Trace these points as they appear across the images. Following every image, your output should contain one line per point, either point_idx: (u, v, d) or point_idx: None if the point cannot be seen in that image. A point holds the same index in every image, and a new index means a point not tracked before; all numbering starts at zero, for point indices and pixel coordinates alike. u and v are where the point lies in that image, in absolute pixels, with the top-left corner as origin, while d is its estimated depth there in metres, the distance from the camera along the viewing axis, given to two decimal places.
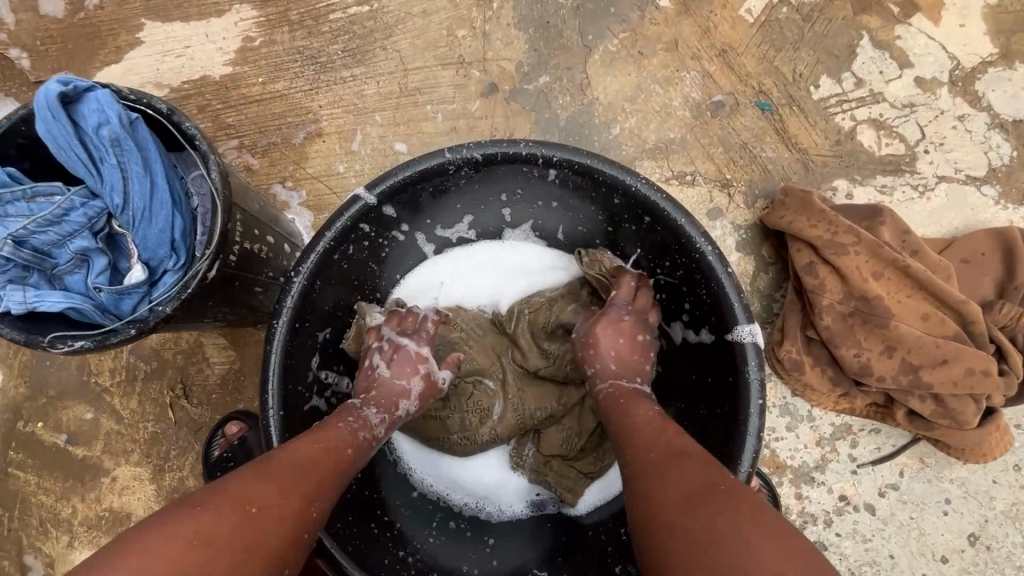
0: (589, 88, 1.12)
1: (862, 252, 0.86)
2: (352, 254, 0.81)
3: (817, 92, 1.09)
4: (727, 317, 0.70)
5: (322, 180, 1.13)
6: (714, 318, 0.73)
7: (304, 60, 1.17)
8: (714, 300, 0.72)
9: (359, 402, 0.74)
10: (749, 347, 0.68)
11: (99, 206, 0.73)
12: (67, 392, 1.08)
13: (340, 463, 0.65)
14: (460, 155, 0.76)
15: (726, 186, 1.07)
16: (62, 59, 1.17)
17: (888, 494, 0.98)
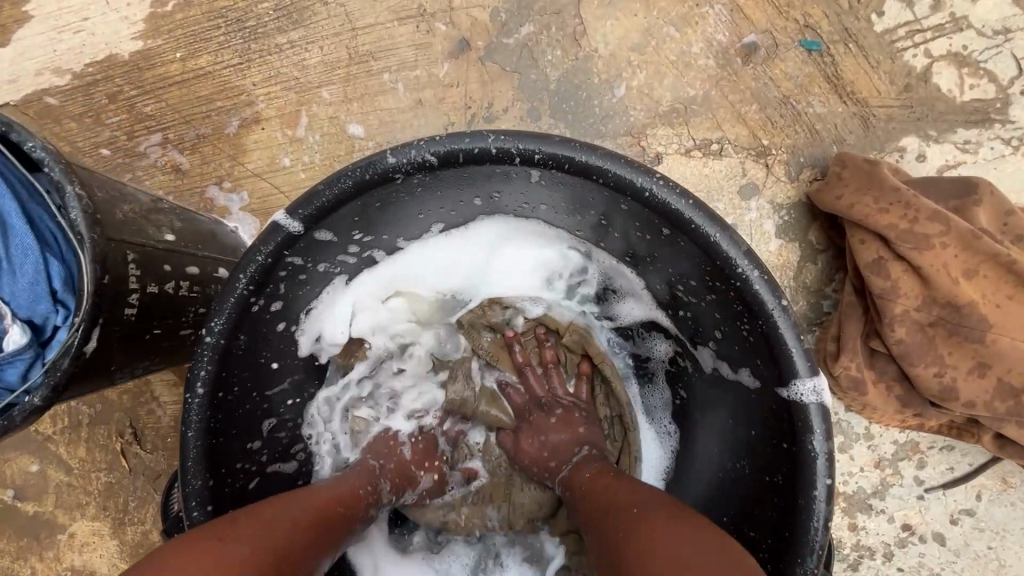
0: (585, 36, 0.88)
1: (950, 243, 0.66)
2: (287, 292, 0.64)
3: (882, 21, 0.84)
4: (780, 365, 0.53)
5: (265, 177, 0.93)
6: (761, 360, 0.56)
7: (229, 25, 0.94)
8: (761, 339, 0.55)
9: (377, 466, 0.69)
10: (812, 407, 0.52)
11: None
12: (5, 443, 0.95)
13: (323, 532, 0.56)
14: (408, 159, 0.57)
15: (763, 154, 0.85)
16: None
17: (961, 521, 0.83)
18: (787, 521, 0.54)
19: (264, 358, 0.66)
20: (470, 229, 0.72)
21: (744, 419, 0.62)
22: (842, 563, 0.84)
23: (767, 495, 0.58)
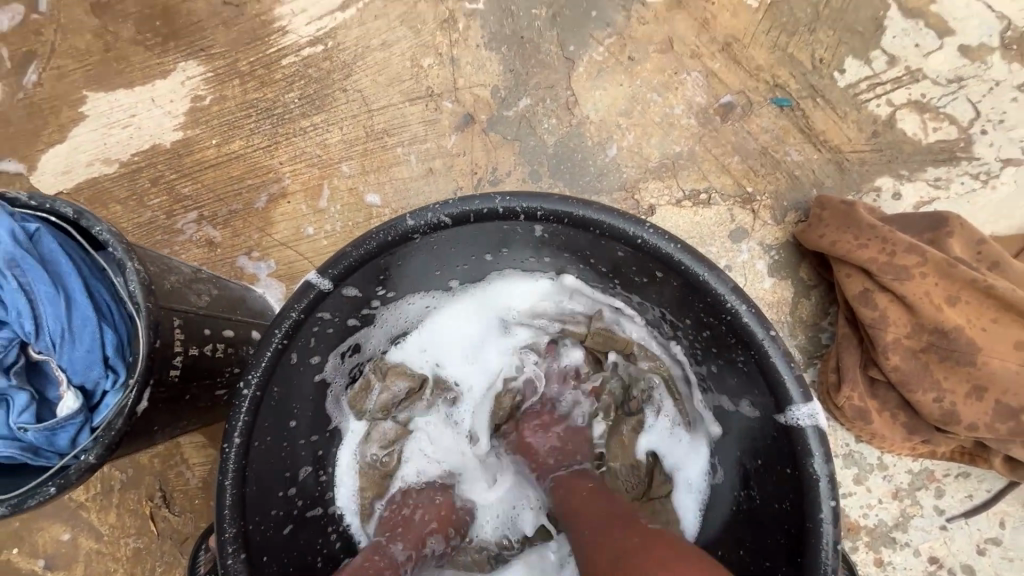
0: (577, 105, 0.98)
1: (929, 272, 0.71)
2: (313, 347, 0.69)
3: (844, 78, 0.93)
4: (775, 390, 0.57)
5: (291, 246, 1.02)
6: (756, 389, 0.60)
7: (260, 114, 1.05)
8: (757, 370, 0.58)
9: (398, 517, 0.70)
10: (807, 429, 0.55)
11: (13, 335, 0.62)
12: (40, 512, 0.98)
13: None
14: (426, 220, 0.63)
15: (749, 200, 0.92)
16: (4, 146, 1.08)
17: (988, 551, 0.82)
18: (797, 541, 0.56)
19: (296, 409, 0.70)
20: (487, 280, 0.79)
21: (747, 445, 0.65)
22: None
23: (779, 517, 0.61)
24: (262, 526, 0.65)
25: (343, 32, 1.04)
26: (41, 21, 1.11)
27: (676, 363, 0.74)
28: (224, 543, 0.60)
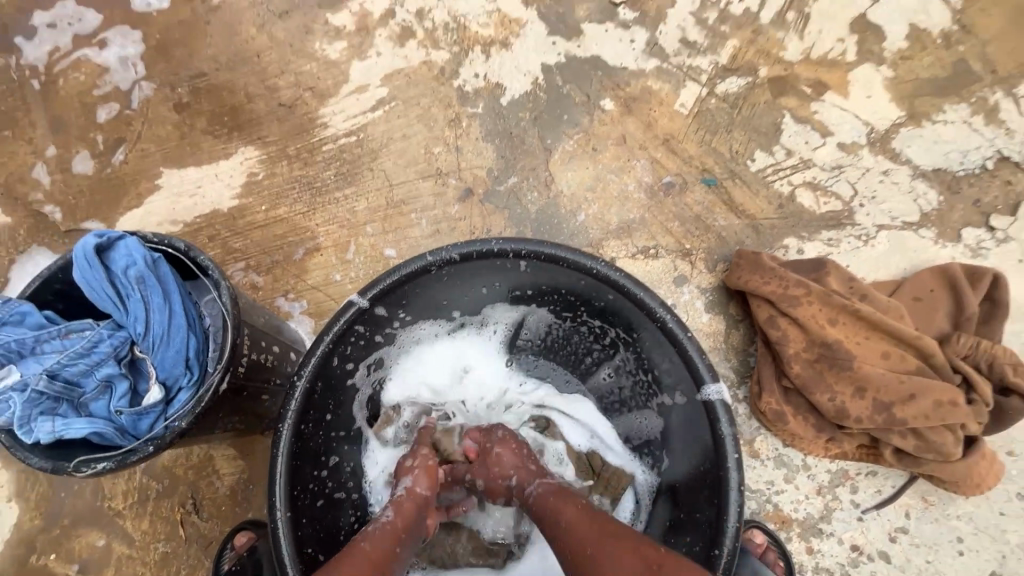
0: (553, 182, 1.26)
1: (814, 300, 0.95)
2: (348, 354, 0.89)
3: (754, 165, 1.23)
4: (696, 377, 0.78)
5: (321, 290, 1.24)
6: (684, 380, 0.81)
7: (302, 187, 1.32)
8: (683, 364, 0.80)
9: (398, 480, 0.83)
10: (719, 403, 0.76)
11: (123, 335, 0.81)
12: (80, 520, 1.10)
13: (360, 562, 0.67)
14: (442, 256, 0.86)
15: (688, 254, 1.17)
16: (90, 210, 1.34)
17: (899, 539, 0.98)
18: (716, 490, 0.76)
19: (331, 406, 0.88)
20: (483, 312, 1.01)
21: (683, 430, 0.84)
22: None
23: (706, 480, 0.79)
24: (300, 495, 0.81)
25: (372, 127, 1.35)
26: (134, 116, 1.42)
27: (629, 375, 0.95)
28: (274, 501, 0.76)
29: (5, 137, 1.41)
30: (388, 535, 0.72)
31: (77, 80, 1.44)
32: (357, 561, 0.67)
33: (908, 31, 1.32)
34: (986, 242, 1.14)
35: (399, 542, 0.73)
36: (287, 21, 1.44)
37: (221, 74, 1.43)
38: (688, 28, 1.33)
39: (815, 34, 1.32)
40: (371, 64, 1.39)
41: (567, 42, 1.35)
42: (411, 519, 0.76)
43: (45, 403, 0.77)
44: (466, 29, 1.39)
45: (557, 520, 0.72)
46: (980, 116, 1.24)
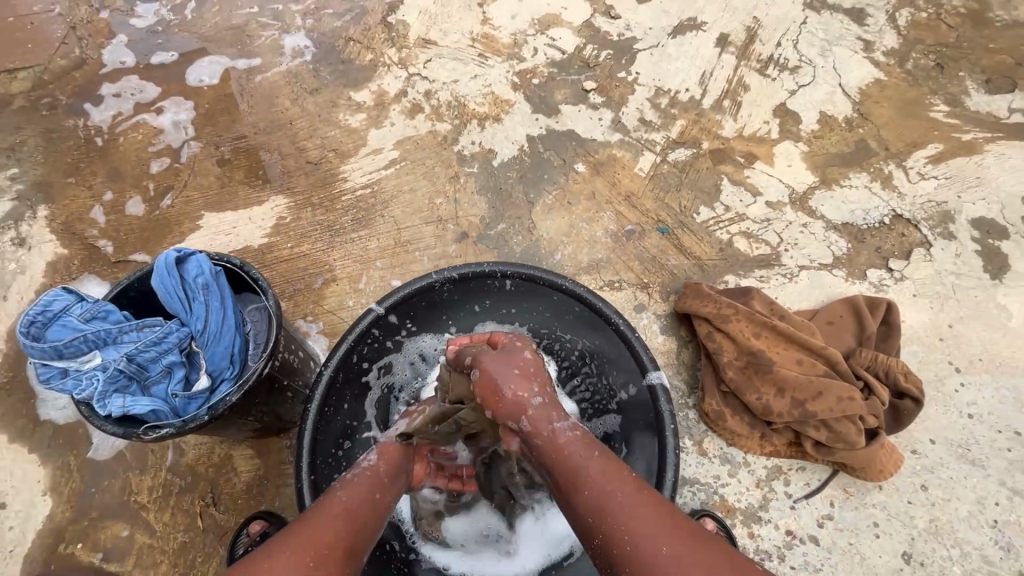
0: (535, 228, 1.52)
1: (742, 318, 1.18)
2: (365, 354, 1.09)
3: (699, 217, 1.51)
4: (642, 367, 1.00)
5: (335, 314, 1.45)
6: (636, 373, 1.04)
7: (323, 228, 1.56)
8: (634, 359, 1.02)
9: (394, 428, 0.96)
10: (659, 387, 0.97)
11: (185, 331, 1.01)
12: (107, 512, 1.23)
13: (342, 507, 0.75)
14: (444, 275, 1.08)
15: (646, 287, 1.41)
16: (138, 244, 1.56)
17: (826, 524, 1.15)
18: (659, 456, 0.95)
19: (349, 397, 1.07)
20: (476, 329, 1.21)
21: (637, 415, 1.05)
22: None
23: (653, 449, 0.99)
24: (321, 466, 0.99)
25: (385, 182, 1.62)
26: (182, 168, 1.67)
27: (596, 379, 1.15)
28: (302, 466, 0.94)
29: (68, 183, 1.64)
30: (373, 479, 0.83)
31: (134, 138, 1.71)
32: (333, 502, 0.76)
33: (818, 117, 1.66)
34: (886, 280, 1.40)
35: (383, 487, 0.83)
36: (318, 97, 1.75)
37: (260, 136, 1.71)
38: (646, 109, 1.68)
39: (745, 117, 1.66)
40: (386, 131, 1.69)
41: (548, 119, 1.68)
42: (395, 465, 0.89)
43: (120, 382, 0.95)
44: (465, 106, 1.71)
45: (579, 467, 0.71)
46: (878, 182, 1.55)
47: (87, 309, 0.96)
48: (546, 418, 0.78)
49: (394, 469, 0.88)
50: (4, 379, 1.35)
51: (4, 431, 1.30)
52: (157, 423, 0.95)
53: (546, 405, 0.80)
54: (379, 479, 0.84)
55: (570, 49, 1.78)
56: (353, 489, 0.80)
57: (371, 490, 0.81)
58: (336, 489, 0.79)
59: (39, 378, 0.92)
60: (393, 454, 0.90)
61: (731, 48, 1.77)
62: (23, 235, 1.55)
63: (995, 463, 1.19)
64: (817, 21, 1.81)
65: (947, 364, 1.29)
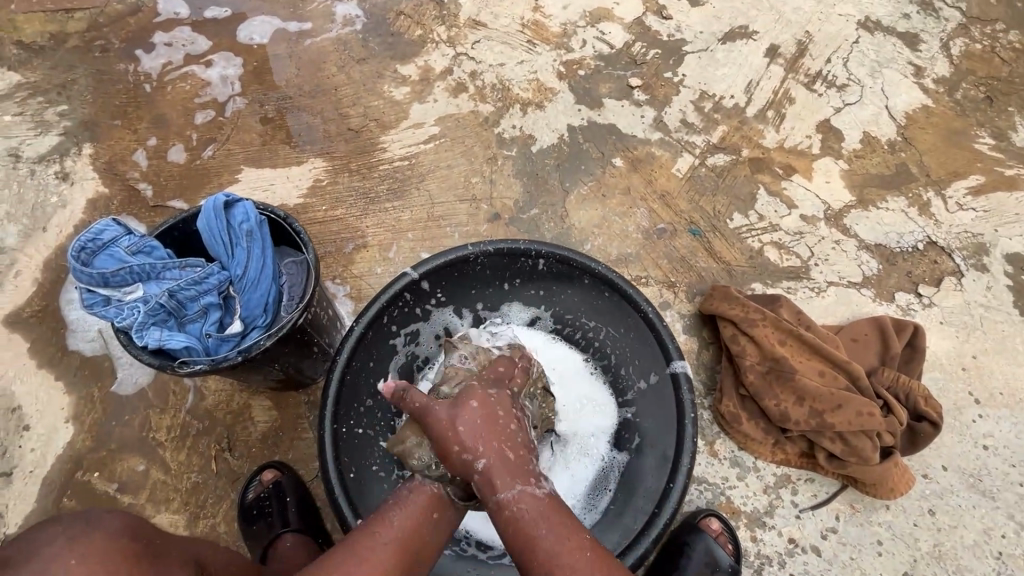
0: (567, 217, 1.53)
1: (769, 325, 1.19)
2: (394, 316, 1.10)
3: (732, 223, 1.51)
4: (667, 355, 1.01)
5: (363, 279, 1.47)
6: (659, 361, 1.04)
7: (358, 195, 1.58)
8: (659, 346, 1.03)
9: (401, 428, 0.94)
10: (682, 375, 0.97)
11: (225, 275, 1.04)
12: (126, 446, 1.26)
13: (395, 538, 0.78)
14: (480, 248, 1.10)
15: (672, 286, 1.42)
16: (177, 190, 1.58)
17: (829, 537, 1.15)
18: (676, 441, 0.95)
19: (375, 358, 1.09)
20: (504, 309, 1.23)
21: (655, 406, 1.06)
22: (749, 568, 1.13)
23: (670, 439, 1.00)
24: (343, 418, 1.01)
25: (423, 156, 1.63)
26: (226, 122, 1.67)
27: (616, 368, 1.16)
28: (325, 413, 0.97)
29: (115, 124, 1.65)
30: (433, 500, 0.84)
31: (182, 88, 1.71)
32: (384, 531, 0.79)
33: (860, 137, 1.65)
34: (914, 304, 1.40)
35: (442, 508, 0.85)
36: (364, 66, 1.76)
37: (304, 99, 1.71)
38: (689, 111, 1.68)
39: (788, 130, 1.65)
40: (429, 107, 1.70)
41: (590, 111, 1.68)
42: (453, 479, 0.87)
43: (159, 315, 0.98)
44: (510, 90, 1.71)
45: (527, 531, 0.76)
46: (914, 208, 1.54)
47: (134, 243, 1.00)
48: (493, 487, 0.79)
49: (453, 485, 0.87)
50: (37, 307, 1.38)
51: (32, 357, 1.32)
52: (190, 359, 0.98)
53: (493, 468, 0.80)
54: (439, 497, 0.85)
55: (619, 45, 1.78)
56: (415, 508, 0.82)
57: (429, 511, 0.83)
58: (391, 507, 0.82)
59: (84, 302, 0.96)
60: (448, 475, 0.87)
61: (780, 59, 1.76)
62: (66, 169, 1.57)
63: (1006, 497, 1.19)
64: (868, 42, 1.80)
65: (967, 395, 1.29)
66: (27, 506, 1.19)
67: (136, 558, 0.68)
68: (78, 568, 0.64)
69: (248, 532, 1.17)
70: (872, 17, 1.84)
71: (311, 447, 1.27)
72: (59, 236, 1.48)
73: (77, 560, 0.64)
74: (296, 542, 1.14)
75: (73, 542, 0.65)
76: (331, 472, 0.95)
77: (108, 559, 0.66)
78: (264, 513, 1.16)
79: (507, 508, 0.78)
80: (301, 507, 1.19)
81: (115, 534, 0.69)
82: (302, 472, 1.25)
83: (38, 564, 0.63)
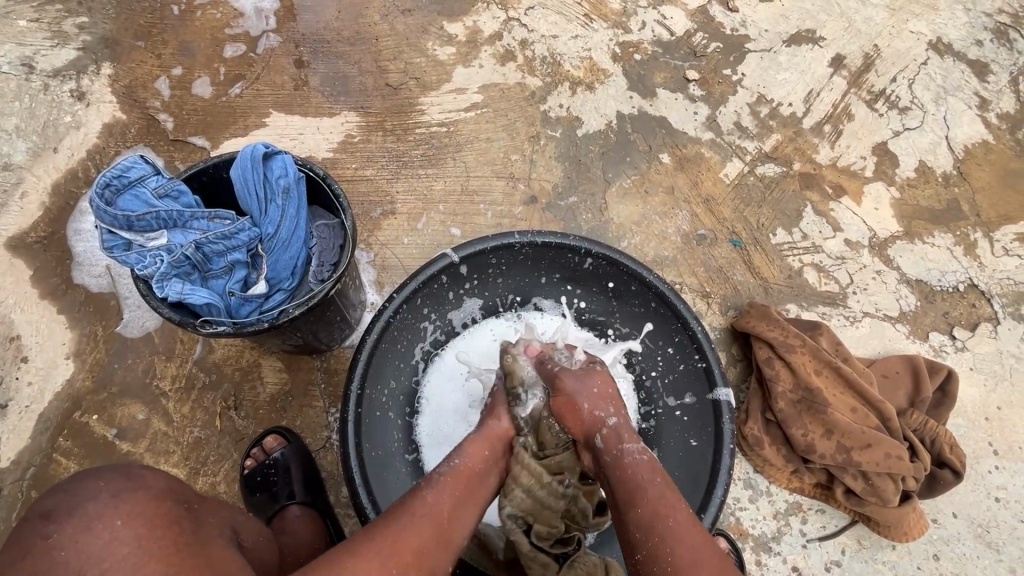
0: (606, 210, 1.47)
1: (807, 353, 1.18)
2: (427, 297, 1.05)
3: (775, 238, 1.46)
4: (710, 379, 0.99)
5: (389, 248, 1.41)
6: (699, 382, 1.02)
7: (389, 157, 1.50)
8: (702, 367, 1.00)
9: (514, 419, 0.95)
10: (725, 403, 0.96)
11: (255, 232, 0.97)
12: (129, 391, 1.21)
13: (423, 519, 0.76)
14: (527, 238, 1.04)
15: (706, 296, 1.39)
16: (199, 127, 1.48)
17: (832, 569, 1.15)
18: (710, 469, 0.95)
19: (403, 339, 1.05)
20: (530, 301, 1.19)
21: (688, 424, 1.04)
22: None
23: (703, 462, 0.98)
24: (365, 397, 0.97)
25: (462, 125, 1.54)
26: (256, 59, 1.56)
27: (644, 378, 1.13)
28: (351, 390, 0.93)
29: (138, 45, 1.54)
30: (456, 476, 0.83)
31: (213, 16, 1.59)
32: (420, 505, 0.77)
33: (916, 165, 1.57)
34: (947, 346, 1.38)
35: (469, 485, 0.84)
36: (408, 18, 1.63)
37: (340, 45, 1.60)
38: (744, 114, 1.60)
39: (843, 148, 1.58)
40: (472, 72, 1.59)
41: (642, 99, 1.59)
42: (479, 461, 0.88)
43: (183, 268, 0.92)
44: (560, 66, 1.61)
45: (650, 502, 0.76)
46: (960, 247, 1.49)
47: (161, 186, 0.94)
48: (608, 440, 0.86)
49: (478, 469, 0.87)
50: (43, 233, 1.30)
51: (34, 285, 1.25)
52: (211, 318, 0.92)
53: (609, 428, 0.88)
54: (464, 475, 0.84)
55: (680, 32, 1.67)
56: (439, 487, 0.81)
57: (457, 486, 0.82)
58: (422, 484, 0.81)
59: (104, 244, 0.90)
60: (477, 455, 0.88)
61: (845, 71, 1.66)
62: (82, 88, 1.46)
63: (1010, 550, 1.19)
64: (937, 65, 1.68)
65: (986, 445, 1.28)
66: (20, 441, 1.15)
67: (178, 521, 0.67)
68: (123, 529, 0.63)
69: (250, 499, 1.14)
70: (944, 39, 1.71)
71: (320, 416, 1.23)
72: (69, 159, 1.39)
73: (123, 521, 0.63)
74: (301, 515, 1.11)
75: (117, 498, 0.65)
76: (352, 455, 0.91)
77: (154, 518, 0.65)
78: (269, 482, 1.13)
79: (627, 462, 0.82)
80: (306, 478, 1.16)
81: (158, 495, 0.68)
82: (308, 441, 1.21)
83: (84, 519, 0.62)
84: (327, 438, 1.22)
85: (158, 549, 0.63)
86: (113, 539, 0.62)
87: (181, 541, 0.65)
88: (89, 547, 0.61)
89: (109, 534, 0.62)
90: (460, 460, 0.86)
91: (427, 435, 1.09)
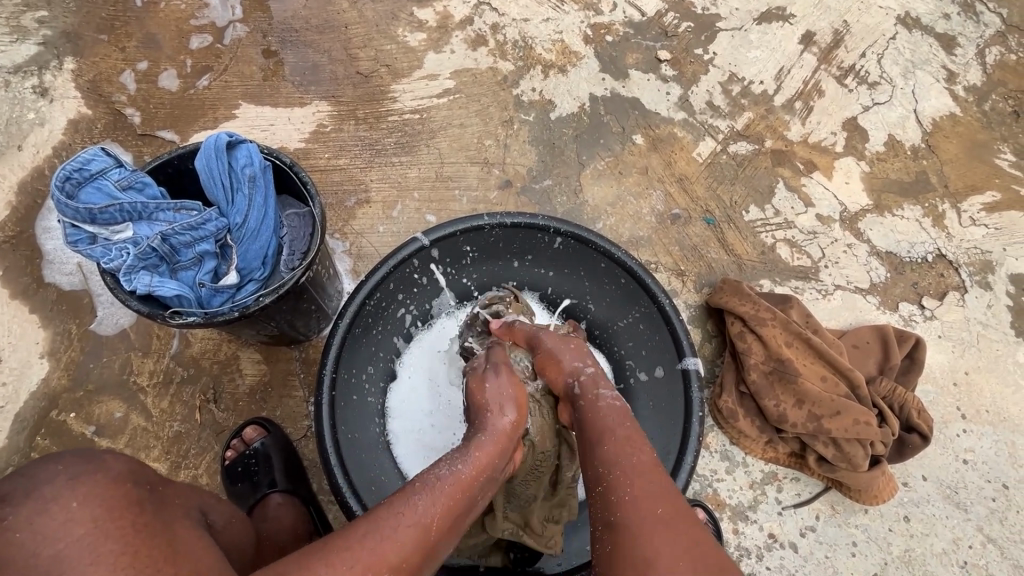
0: (580, 192, 1.48)
1: (778, 325, 1.20)
2: (400, 282, 1.06)
3: (747, 216, 1.48)
4: (679, 351, 1.00)
5: (364, 236, 1.41)
6: (669, 354, 1.03)
7: (362, 145, 1.49)
8: (671, 340, 1.02)
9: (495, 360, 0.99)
10: (694, 372, 0.98)
11: (223, 222, 0.97)
12: (105, 388, 1.21)
13: (411, 530, 0.67)
14: (496, 220, 1.04)
15: (681, 274, 1.40)
16: (168, 121, 1.46)
17: (807, 535, 1.18)
18: (681, 437, 0.97)
19: (378, 323, 1.06)
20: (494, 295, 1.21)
21: (659, 397, 1.06)
22: None
23: (675, 435, 1.00)
24: (341, 383, 0.98)
25: (436, 111, 1.54)
26: (223, 50, 1.54)
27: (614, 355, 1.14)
28: (324, 374, 0.93)
29: (100, 39, 1.51)
30: (459, 484, 0.74)
31: (177, 8, 1.56)
32: (410, 513, 0.68)
33: (886, 139, 1.60)
34: (916, 316, 1.41)
35: (466, 494, 0.74)
36: (377, 5, 1.62)
37: (309, 33, 1.58)
38: (715, 93, 1.61)
39: (814, 124, 1.59)
40: (444, 58, 1.58)
41: (615, 81, 1.59)
42: (479, 474, 0.77)
43: (150, 259, 0.92)
44: (532, 50, 1.61)
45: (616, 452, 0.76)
46: (929, 218, 1.52)
47: (124, 178, 0.93)
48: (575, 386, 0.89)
49: (477, 483, 0.76)
50: (11, 233, 1.28)
51: (3, 286, 1.24)
52: (181, 309, 0.92)
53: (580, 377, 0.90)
54: (464, 485, 0.75)
55: (651, 12, 1.67)
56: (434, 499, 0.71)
57: (455, 496, 0.73)
58: (416, 491, 0.71)
59: (67, 238, 0.89)
60: (482, 464, 0.78)
61: (815, 48, 1.67)
62: (45, 84, 1.43)
63: (978, 509, 1.23)
64: (905, 40, 1.70)
65: (954, 409, 1.31)
66: None
67: (138, 502, 0.67)
68: (77, 510, 0.62)
69: (231, 490, 1.15)
70: (912, 13, 1.72)
71: (300, 405, 1.23)
72: (34, 157, 1.36)
73: (79, 502, 0.63)
74: (283, 502, 1.12)
75: (75, 481, 0.65)
76: (327, 438, 0.91)
77: (109, 500, 0.65)
78: (249, 473, 1.14)
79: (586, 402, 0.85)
80: (288, 466, 1.17)
81: (118, 477, 0.68)
82: (289, 430, 1.22)
83: (40, 501, 0.62)
84: (307, 427, 1.23)
85: (116, 527, 0.63)
86: (68, 519, 0.61)
87: (138, 519, 0.65)
88: (46, 528, 0.60)
89: (63, 515, 0.62)
90: (463, 467, 0.76)
91: (401, 418, 1.10)
